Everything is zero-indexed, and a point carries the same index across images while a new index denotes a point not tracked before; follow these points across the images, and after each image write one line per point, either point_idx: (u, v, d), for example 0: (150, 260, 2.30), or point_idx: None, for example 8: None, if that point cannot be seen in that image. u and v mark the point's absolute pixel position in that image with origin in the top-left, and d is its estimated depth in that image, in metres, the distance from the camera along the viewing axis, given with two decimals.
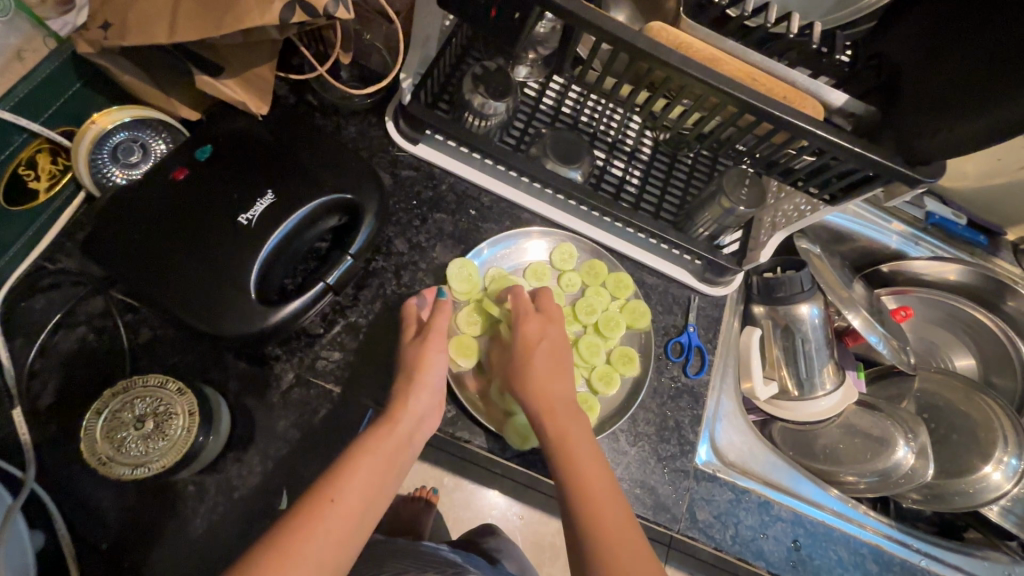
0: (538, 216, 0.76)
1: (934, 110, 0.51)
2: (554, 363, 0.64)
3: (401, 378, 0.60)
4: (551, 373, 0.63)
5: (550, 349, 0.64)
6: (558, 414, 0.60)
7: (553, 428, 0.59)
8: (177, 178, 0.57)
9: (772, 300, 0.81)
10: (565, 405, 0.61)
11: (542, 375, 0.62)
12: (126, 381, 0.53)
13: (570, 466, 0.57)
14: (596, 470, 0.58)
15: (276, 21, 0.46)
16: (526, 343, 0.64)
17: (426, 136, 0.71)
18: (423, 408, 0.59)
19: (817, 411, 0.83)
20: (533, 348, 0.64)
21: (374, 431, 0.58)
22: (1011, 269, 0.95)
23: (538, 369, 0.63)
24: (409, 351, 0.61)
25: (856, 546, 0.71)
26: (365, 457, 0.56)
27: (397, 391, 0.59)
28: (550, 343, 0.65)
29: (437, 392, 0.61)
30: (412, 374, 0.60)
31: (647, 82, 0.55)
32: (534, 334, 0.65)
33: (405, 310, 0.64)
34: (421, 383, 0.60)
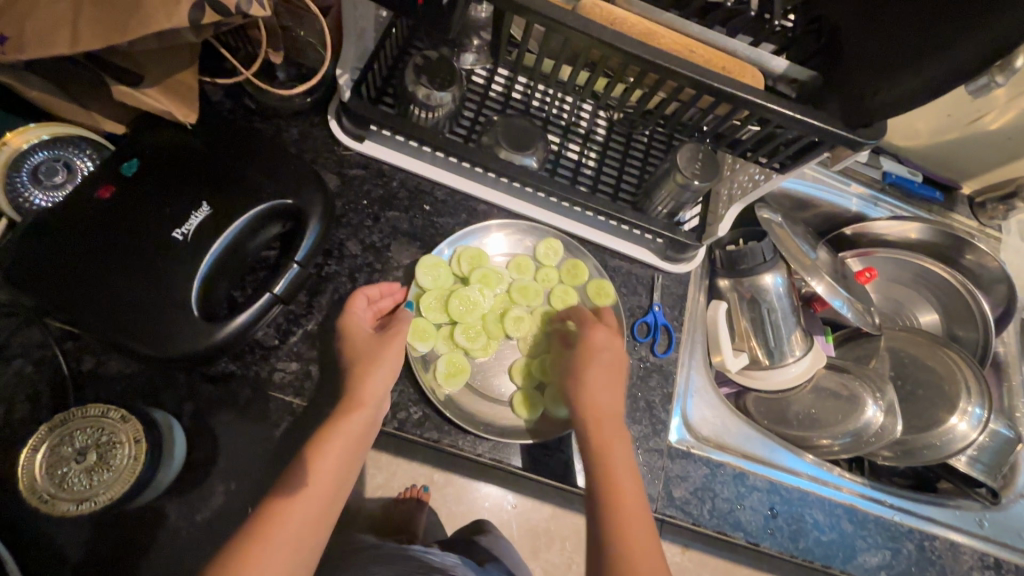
0: (494, 207, 0.74)
1: (871, 71, 0.51)
2: (613, 377, 0.63)
3: (352, 368, 0.58)
4: (611, 389, 0.63)
5: (609, 364, 0.64)
6: (602, 423, 0.61)
7: (597, 439, 0.60)
8: (103, 197, 0.54)
9: (736, 272, 0.82)
10: (616, 421, 0.61)
11: (599, 386, 0.62)
12: (64, 414, 0.53)
13: (607, 477, 0.58)
14: (631, 486, 0.59)
15: (185, 23, 0.44)
16: (590, 349, 0.65)
17: (371, 132, 0.69)
18: (384, 387, 0.59)
19: (787, 379, 0.84)
20: (594, 357, 0.64)
21: (339, 413, 0.57)
22: (967, 222, 0.97)
23: (595, 382, 0.62)
24: (366, 342, 0.60)
25: (831, 507, 0.72)
26: (332, 440, 0.56)
27: (353, 377, 0.58)
28: (610, 355, 0.64)
29: (393, 371, 0.60)
30: (371, 359, 0.59)
31: (584, 62, 0.54)
32: (599, 343, 0.65)
33: (347, 322, 0.61)
34: (383, 366, 0.59)
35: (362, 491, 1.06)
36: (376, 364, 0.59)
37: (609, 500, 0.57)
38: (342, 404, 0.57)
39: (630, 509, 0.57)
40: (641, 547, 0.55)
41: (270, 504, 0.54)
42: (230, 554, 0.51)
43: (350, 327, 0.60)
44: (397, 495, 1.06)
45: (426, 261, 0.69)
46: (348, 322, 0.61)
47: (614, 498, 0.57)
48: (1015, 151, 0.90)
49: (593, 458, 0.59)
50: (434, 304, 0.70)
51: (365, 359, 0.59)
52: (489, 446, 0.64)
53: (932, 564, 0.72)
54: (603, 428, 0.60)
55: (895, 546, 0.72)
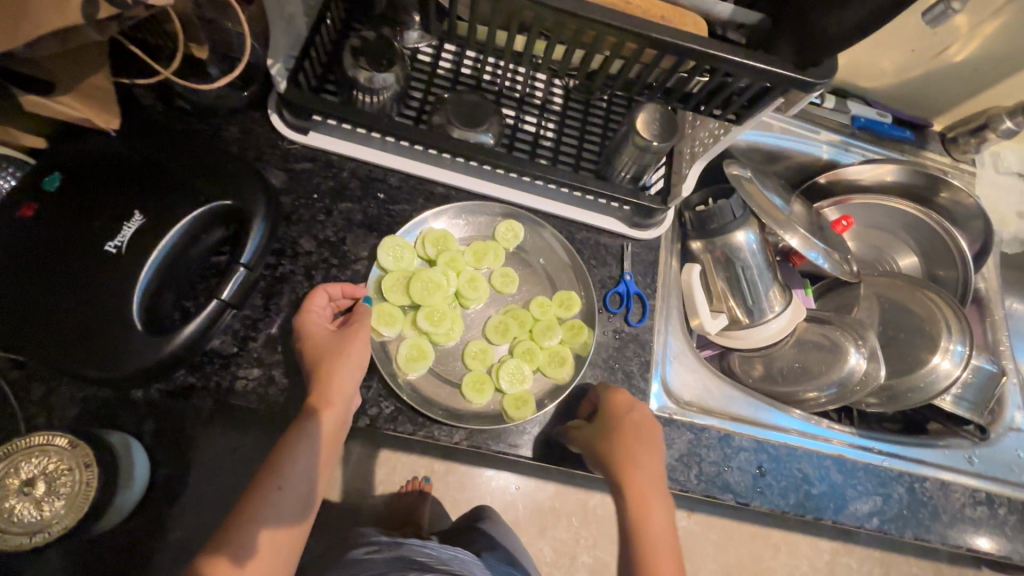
0: (452, 189, 0.72)
1: (817, 6, 0.48)
2: (652, 448, 0.61)
3: (312, 366, 0.56)
4: (647, 456, 0.61)
5: (640, 422, 0.62)
6: (644, 495, 0.59)
7: (637, 515, 0.59)
8: (25, 216, 0.52)
9: (707, 233, 0.80)
10: (655, 491, 0.60)
11: (637, 452, 0.60)
12: (5, 445, 0.51)
13: (650, 556, 0.57)
14: (670, 561, 0.57)
15: (80, 19, 0.41)
16: (617, 411, 0.62)
17: (314, 122, 0.66)
18: (353, 380, 0.57)
19: (768, 336, 0.82)
20: (627, 424, 0.61)
21: (306, 413, 0.55)
22: (941, 159, 0.95)
23: (634, 451, 0.60)
24: (328, 339, 0.58)
25: (819, 460, 0.71)
26: (301, 442, 0.55)
27: (318, 375, 0.55)
28: (642, 418, 0.62)
29: (357, 365, 0.58)
30: (333, 355, 0.57)
31: (517, 26, 0.51)
32: (626, 404, 0.63)
33: (303, 322, 0.58)
34: (346, 359, 0.57)
35: (362, 489, 1.05)
36: (340, 361, 0.57)
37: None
38: (309, 403, 0.55)
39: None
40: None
41: (238, 511, 0.52)
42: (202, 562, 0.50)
43: (309, 325, 0.58)
44: (398, 489, 1.06)
45: (387, 242, 0.67)
46: (305, 320, 0.58)
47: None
48: (983, 82, 0.88)
49: (634, 532, 0.59)
50: (399, 288, 0.67)
51: (328, 354, 0.56)
52: (466, 433, 0.62)
53: (924, 506, 0.72)
54: (643, 503, 0.59)
55: (886, 492, 0.72)
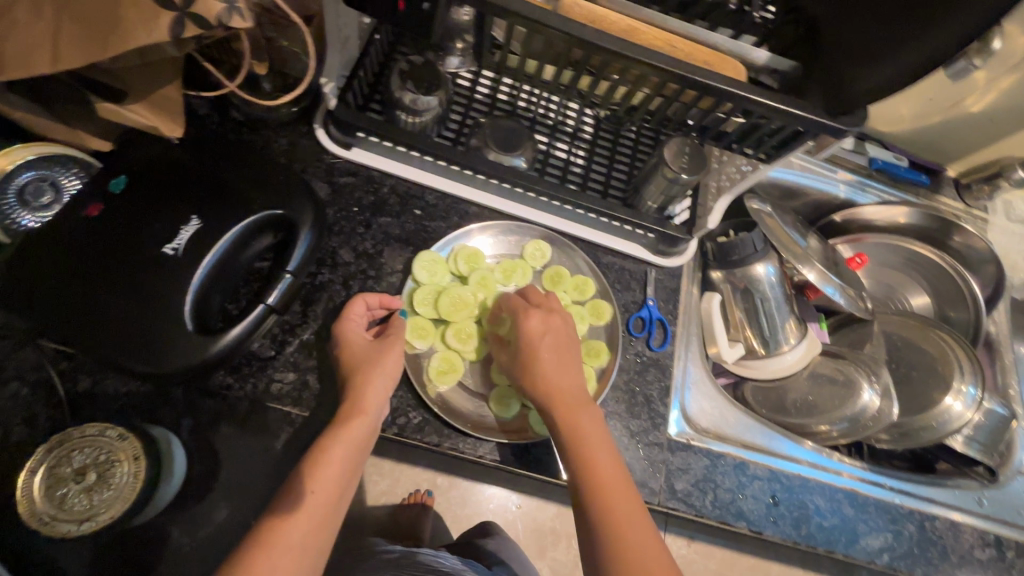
0: (486, 209, 0.74)
1: (852, 59, 0.51)
2: (570, 362, 0.64)
3: (349, 374, 0.58)
4: (562, 370, 0.63)
5: (555, 342, 0.64)
6: (564, 401, 0.60)
7: (565, 425, 0.59)
8: (91, 215, 0.54)
9: (727, 263, 0.82)
10: (575, 400, 0.61)
11: (549, 368, 0.62)
12: (63, 433, 0.53)
13: (589, 457, 0.57)
14: (608, 460, 0.58)
15: (167, 37, 0.44)
16: (532, 332, 0.64)
17: (359, 139, 0.69)
18: (386, 389, 0.59)
19: (782, 367, 0.85)
20: (539, 344, 0.63)
21: (341, 421, 0.57)
22: (954, 204, 0.98)
23: (548, 366, 0.62)
24: (366, 348, 0.60)
25: (831, 493, 0.72)
26: (334, 447, 0.56)
27: (356, 384, 0.57)
28: (555, 337, 0.64)
29: (390, 375, 0.60)
30: (370, 364, 0.59)
31: (566, 62, 0.53)
32: (537, 327, 0.64)
33: (342, 330, 0.61)
34: (381, 368, 0.59)
35: (366, 498, 1.05)
36: (376, 370, 0.59)
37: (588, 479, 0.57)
38: (344, 410, 0.57)
39: (612, 483, 0.57)
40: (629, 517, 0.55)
41: (272, 512, 0.54)
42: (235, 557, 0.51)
43: (349, 335, 0.60)
44: (401, 500, 1.06)
45: (422, 257, 0.69)
46: (345, 329, 0.61)
47: (593, 476, 0.56)
48: (997, 133, 0.91)
49: (563, 443, 0.58)
50: (429, 300, 0.69)
51: (364, 364, 0.59)
52: (491, 447, 0.64)
53: (933, 544, 0.73)
54: (563, 410, 0.60)
55: (897, 528, 0.73)
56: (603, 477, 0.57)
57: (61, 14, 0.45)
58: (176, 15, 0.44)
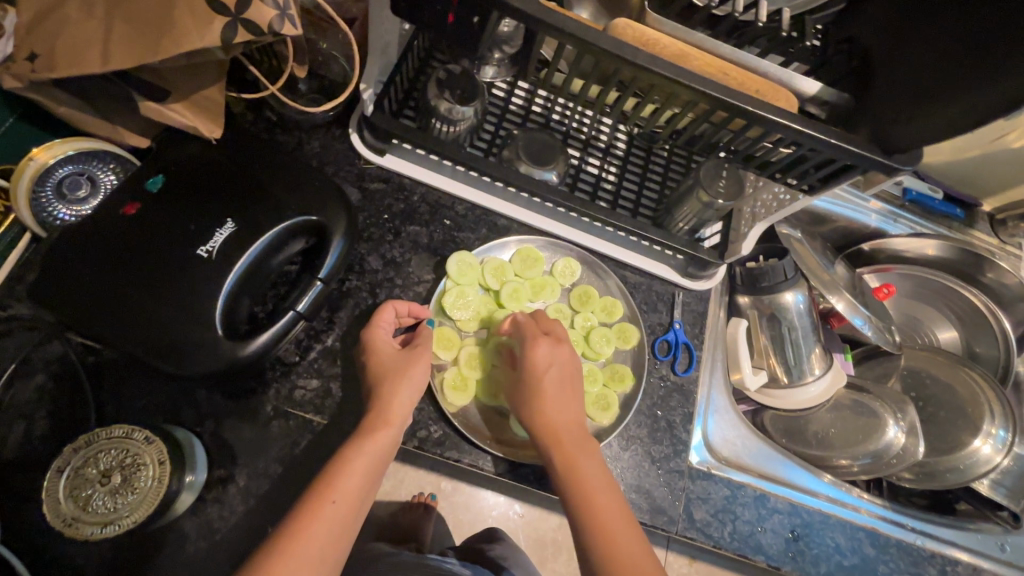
0: (514, 222, 0.74)
1: (909, 97, 0.50)
2: (574, 396, 0.63)
3: (375, 382, 0.58)
4: (567, 404, 0.62)
5: (560, 376, 0.63)
6: (566, 441, 0.59)
7: (566, 463, 0.57)
8: (127, 214, 0.54)
9: (755, 290, 0.80)
10: (577, 435, 0.60)
11: (554, 404, 0.61)
12: (88, 435, 0.53)
13: (585, 490, 0.56)
14: (610, 498, 0.56)
15: (218, 42, 0.44)
16: (535, 366, 0.62)
17: (393, 146, 0.68)
18: (411, 400, 0.59)
19: (807, 398, 0.83)
20: (544, 375, 0.62)
21: (365, 430, 0.56)
22: (988, 240, 0.97)
23: (551, 400, 0.61)
24: (394, 357, 0.60)
25: (852, 531, 0.71)
26: (356, 457, 0.55)
27: (381, 395, 0.57)
28: (560, 371, 0.63)
29: (416, 387, 0.59)
30: (395, 375, 0.58)
31: (614, 82, 0.53)
32: (543, 359, 0.63)
33: (369, 338, 0.60)
34: (407, 379, 0.59)
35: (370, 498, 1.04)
36: (402, 381, 0.58)
37: (590, 514, 0.55)
38: (368, 421, 0.57)
39: (614, 523, 0.55)
40: (636, 557, 0.53)
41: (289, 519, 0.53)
42: (254, 563, 0.50)
43: (379, 344, 0.60)
44: (405, 502, 1.05)
45: (454, 261, 0.68)
46: (375, 336, 0.60)
47: (593, 514, 0.55)
48: None
49: (563, 481, 0.57)
50: (457, 308, 0.68)
51: (392, 373, 0.58)
52: (509, 465, 0.64)
53: None
54: (564, 443, 0.59)
55: (917, 571, 0.71)
56: (606, 514, 0.55)
57: (113, 13, 0.45)
58: (227, 20, 0.44)
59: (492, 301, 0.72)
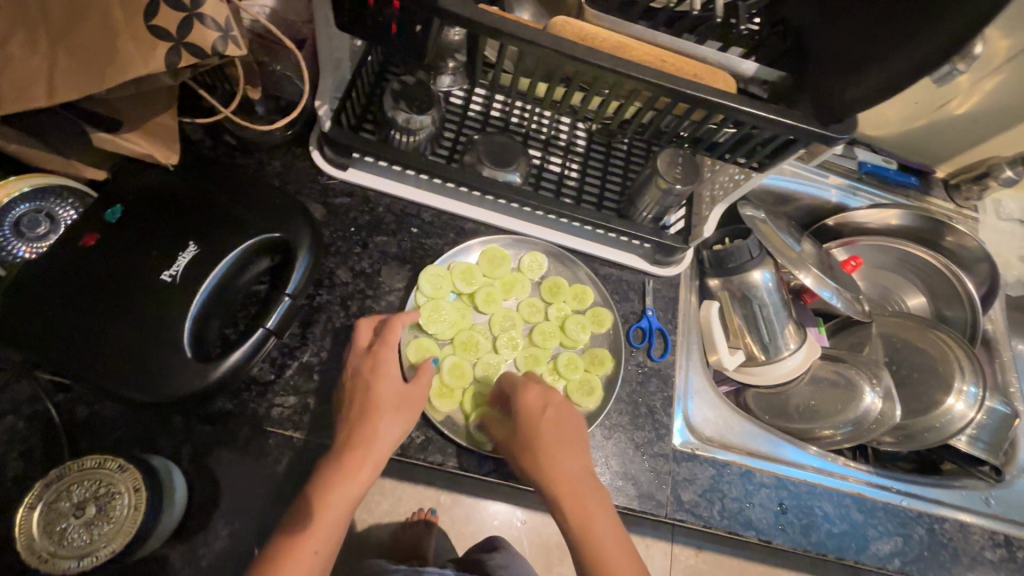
0: (481, 225, 0.75)
1: (841, 67, 0.52)
2: (577, 441, 0.61)
3: (360, 422, 0.57)
4: (569, 452, 0.60)
5: (557, 420, 0.62)
6: (579, 497, 0.58)
7: (577, 521, 0.57)
8: (88, 245, 0.54)
9: (725, 271, 0.82)
10: (586, 486, 0.59)
11: (560, 454, 0.60)
12: (60, 469, 0.52)
13: (597, 550, 0.57)
14: (620, 555, 0.57)
15: (162, 67, 0.45)
16: (532, 412, 0.62)
17: (355, 159, 0.69)
18: (394, 436, 0.58)
19: (785, 372, 0.84)
20: (542, 420, 0.61)
21: (343, 477, 0.56)
22: (945, 205, 1.00)
23: (557, 451, 0.60)
24: (391, 394, 0.59)
25: (839, 498, 0.72)
26: (333, 496, 0.55)
27: (363, 435, 0.57)
28: (556, 413, 0.62)
29: (400, 423, 0.59)
30: (378, 412, 0.57)
31: (558, 79, 0.54)
32: (537, 403, 0.63)
33: (355, 362, 0.60)
34: (381, 416, 0.58)
35: (369, 519, 1.03)
36: (387, 414, 0.58)
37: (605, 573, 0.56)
38: (347, 459, 0.56)
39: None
40: None
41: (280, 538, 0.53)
42: None
43: (380, 375, 0.59)
44: (404, 519, 1.04)
45: (426, 271, 0.69)
46: (370, 361, 0.60)
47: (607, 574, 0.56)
48: (980, 133, 0.93)
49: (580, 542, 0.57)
50: (433, 322, 0.69)
51: (390, 409, 0.58)
52: (494, 465, 0.64)
53: (944, 547, 0.73)
54: (576, 498, 0.58)
55: (907, 532, 0.72)
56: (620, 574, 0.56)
57: (55, 46, 0.45)
58: (170, 45, 0.45)
59: (466, 306, 0.73)
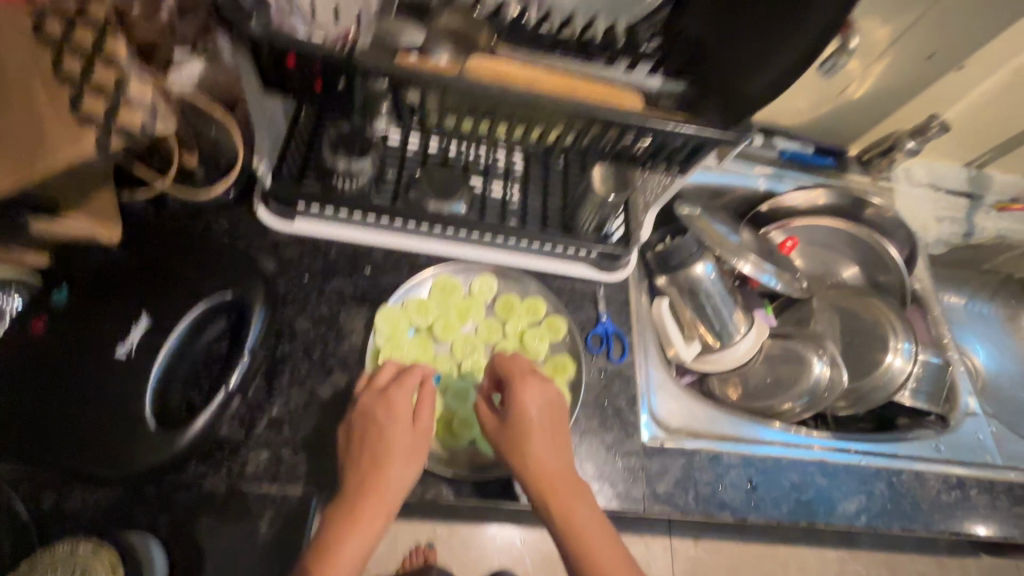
0: (433, 256, 0.77)
1: (739, 75, 0.58)
2: (560, 437, 0.62)
3: (372, 461, 0.57)
4: (554, 448, 0.61)
5: (547, 414, 0.63)
6: (559, 492, 0.59)
7: (561, 514, 0.58)
8: (36, 330, 0.55)
9: (669, 269, 0.87)
10: (566, 480, 0.60)
11: (546, 450, 0.61)
12: (29, 560, 0.52)
13: (580, 542, 0.57)
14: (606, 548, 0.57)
15: (93, 150, 0.46)
16: (523, 409, 0.62)
17: (301, 209, 0.71)
18: (407, 473, 0.58)
19: (738, 355, 0.89)
20: (532, 415, 0.62)
21: (349, 519, 0.55)
22: (862, 178, 1.09)
23: (543, 448, 0.61)
24: (405, 429, 0.59)
25: (803, 467, 0.76)
26: (343, 543, 0.53)
27: (372, 470, 0.57)
28: (546, 407, 0.63)
29: (413, 465, 0.58)
30: (390, 449, 0.58)
31: (483, 112, 0.58)
32: (531, 398, 0.62)
33: (365, 404, 0.60)
34: (392, 450, 0.58)
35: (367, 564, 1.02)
36: (394, 455, 0.57)
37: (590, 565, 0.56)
38: (354, 500, 0.56)
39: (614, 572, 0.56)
40: None
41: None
42: None
43: (394, 417, 0.59)
44: (403, 559, 1.04)
45: (381, 311, 0.70)
46: (376, 403, 0.60)
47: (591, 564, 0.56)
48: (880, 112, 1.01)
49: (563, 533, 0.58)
50: (397, 361, 0.68)
51: (402, 454, 0.58)
52: (474, 486, 0.66)
53: (904, 497, 0.78)
54: (560, 492, 0.59)
55: (869, 488, 0.77)
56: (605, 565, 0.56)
57: None
58: (98, 128, 0.46)
59: (426, 338, 0.74)
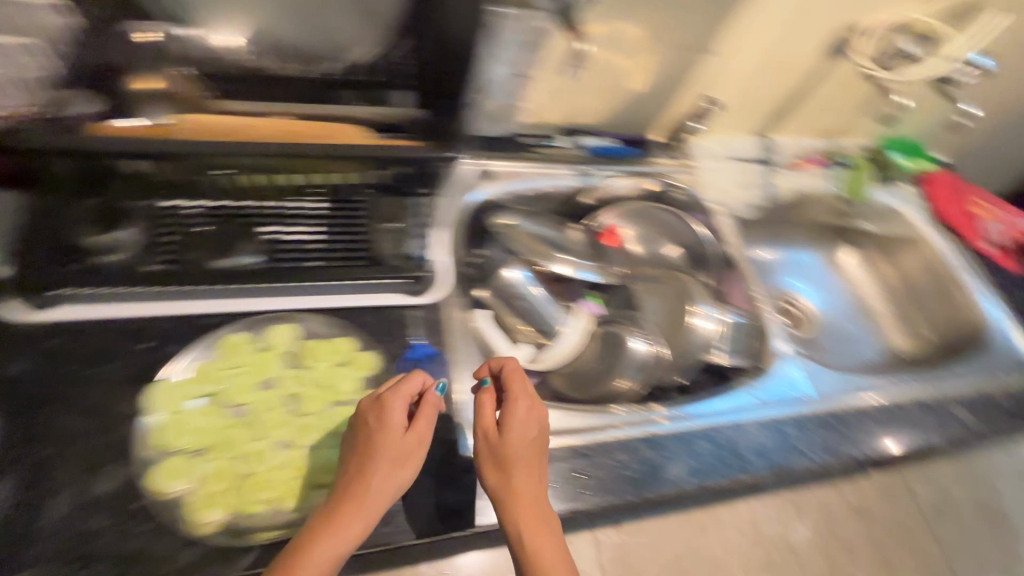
0: (221, 314, 0.73)
1: None
2: (538, 465, 0.63)
3: (353, 467, 0.59)
4: (533, 476, 0.62)
5: (528, 443, 0.64)
6: (531, 515, 0.59)
7: (531, 535, 0.58)
8: None
9: (487, 278, 0.94)
10: (546, 510, 0.61)
11: (524, 476, 0.62)
12: None
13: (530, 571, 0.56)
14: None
15: None
16: (513, 424, 0.64)
17: (65, 295, 0.69)
18: (387, 485, 0.59)
19: (569, 346, 0.92)
20: (513, 433, 0.63)
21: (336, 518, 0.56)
22: (668, 161, 1.16)
23: (522, 473, 0.62)
24: (403, 439, 0.61)
25: (624, 443, 0.80)
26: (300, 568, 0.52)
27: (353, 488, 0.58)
28: (530, 435, 0.64)
29: (392, 480, 0.59)
30: (363, 471, 0.59)
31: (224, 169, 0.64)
32: (523, 414, 0.65)
33: (362, 410, 0.63)
34: (369, 469, 0.59)
35: None
36: (376, 467, 0.59)
37: None
38: (347, 503, 0.57)
39: None
40: None
41: None
42: None
43: (386, 431, 0.61)
44: None
45: (156, 389, 0.66)
46: (390, 414, 0.62)
47: None
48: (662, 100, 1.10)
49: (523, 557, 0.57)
50: (179, 438, 0.63)
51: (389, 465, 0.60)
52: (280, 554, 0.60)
53: (726, 450, 0.83)
54: (538, 515, 0.60)
55: (691, 450, 0.82)
56: None
57: None
58: None
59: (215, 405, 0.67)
